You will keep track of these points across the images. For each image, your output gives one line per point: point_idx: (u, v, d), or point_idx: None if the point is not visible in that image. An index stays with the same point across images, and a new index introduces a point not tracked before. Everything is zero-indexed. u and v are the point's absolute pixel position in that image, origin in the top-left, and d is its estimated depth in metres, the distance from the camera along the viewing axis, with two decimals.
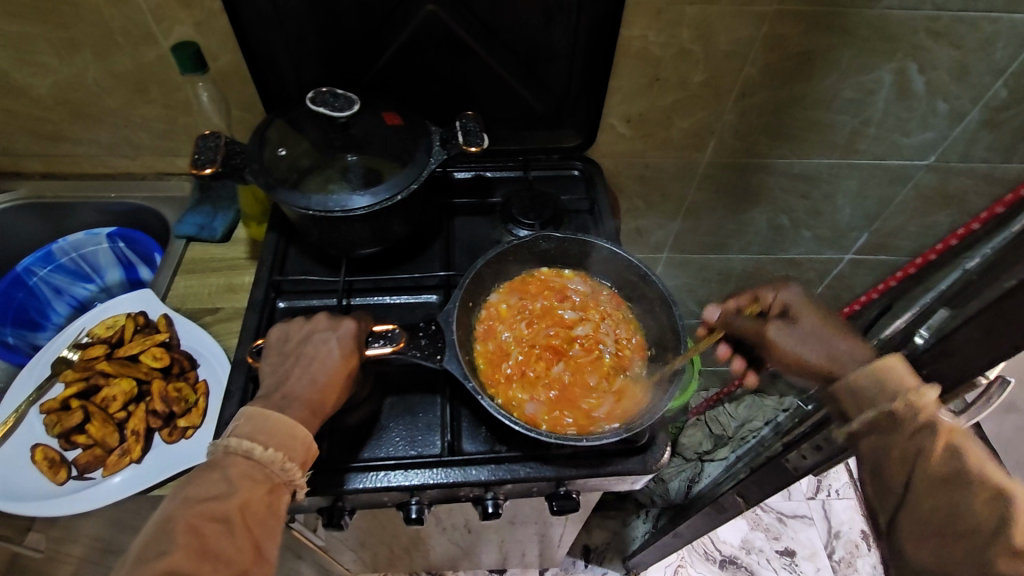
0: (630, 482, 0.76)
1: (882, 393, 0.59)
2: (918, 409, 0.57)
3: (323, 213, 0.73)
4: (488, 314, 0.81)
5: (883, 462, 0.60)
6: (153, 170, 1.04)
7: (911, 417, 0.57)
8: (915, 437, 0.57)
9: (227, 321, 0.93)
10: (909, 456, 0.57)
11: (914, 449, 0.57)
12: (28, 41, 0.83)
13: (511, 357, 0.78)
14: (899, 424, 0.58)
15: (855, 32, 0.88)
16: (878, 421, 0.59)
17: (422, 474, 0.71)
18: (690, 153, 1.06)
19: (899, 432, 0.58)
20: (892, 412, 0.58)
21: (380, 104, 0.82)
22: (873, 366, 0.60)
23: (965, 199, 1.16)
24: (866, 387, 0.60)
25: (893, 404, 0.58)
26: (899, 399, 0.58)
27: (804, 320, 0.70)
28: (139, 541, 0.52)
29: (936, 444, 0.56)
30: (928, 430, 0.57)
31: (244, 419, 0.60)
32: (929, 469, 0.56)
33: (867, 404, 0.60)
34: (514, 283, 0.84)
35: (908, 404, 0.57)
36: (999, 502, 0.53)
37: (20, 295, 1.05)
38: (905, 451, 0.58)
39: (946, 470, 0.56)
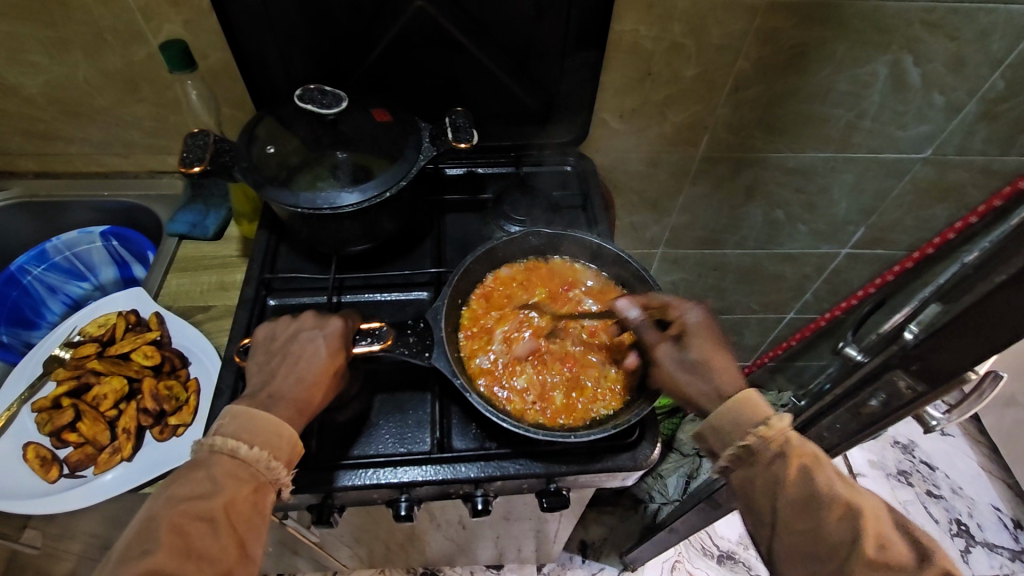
0: (621, 478, 0.75)
1: (738, 429, 0.63)
2: (769, 440, 0.63)
3: (311, 211, 0.73)
4: (491, 288, 0.82)
5: (752, 494, 0.64)
6: (146, 168, 1.04)
7: (764, 449, 0.62)
8: (774, 467, 0.62)
9: (218, 318, 0.93)
10: (770, 486, 0.62)
11: (773, 479, 0.62)
12: (17, 40, 0.83)
13: (506, 364, 0.76)
14: (756, 456, 0.63)
15: (849, 24, 0.87)
16: (739, 455, 0.63)
17: (412, 471, 0.71)
18: (684, 147, 1.05)
19: (757, 462, 0.63)
20: (747, 448, 0.63)
21: (369, 100, 0.81)
22: (729, 404, 0.64)
23: (963, 191, 1.15)
24: (724, 426, 0.64)
25: (746, 440, 0.63)
26: (750, 433, 0.63)
27: (693, 347, 0.69)
28: (123, 540, 0.53)
29: (791, 471, 0.62)
30: (781, 459, 0.62)
31: (229, 418, 0.60)
32: (788, 495, 0.61)
33: (727, 443, 0.64)
34: (521, 267, 0.85)
35: (760, 437, 0.62)
36: (849, 519, 0.60)
37: (15, 293, 1.05)
38: (766, 480, 0.63)
39: (802, 492, 0.61)
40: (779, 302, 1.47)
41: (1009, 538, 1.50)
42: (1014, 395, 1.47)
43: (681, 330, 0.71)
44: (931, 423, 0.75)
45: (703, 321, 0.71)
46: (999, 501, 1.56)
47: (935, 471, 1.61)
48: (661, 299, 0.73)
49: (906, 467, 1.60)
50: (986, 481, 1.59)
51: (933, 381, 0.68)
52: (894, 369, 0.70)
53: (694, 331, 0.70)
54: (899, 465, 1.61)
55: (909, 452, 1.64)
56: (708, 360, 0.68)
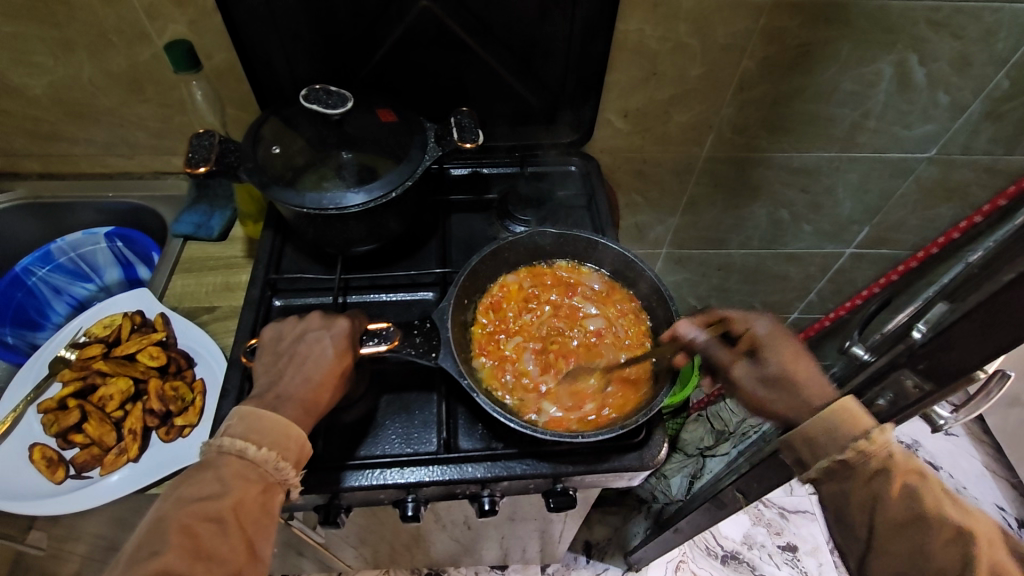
0: (628, 478, 0.75)
1: (834, 443, 0.63)
2: (870, 454, 0.62)
3: (317, 211, 0.73)
4: (493, 301, 0.81)
5: (847, 508, 0.64)
6: (150, 169, 1.04)
7: (866, 465, 0.62)
8: (875, 483, 0.62)
9: (224, 319, 0.93)
10: (870, 503, 0.62)
11: (873, 496, 0.62)
12: (23, 41, 0.83)
13: (525, 379, 0.76)
14: (854, 471, 0.62)
15: (855, 23, 0.87)
16: (833, 468, 0.64)
17: (418, 471, 0.71)
18: (689, 147, 1.05)
19: (857, 478, 0.62)
20: (845, 461, 0.62)
21: (374, 100, 0.81)
22: (827, 413, 0.64)
23: (968, 191, 1.15)
24: (821, 440, 0.64)
25: (845, 455, 0.62)
26: (848, 446, 0.62)
27: (772, 362, 0.71)
28: (133, 540, 0.52)
29: (894, 489, 0.61)
30: (884, 476, 0.61)
31: (237, 418, 0.60)
32: (888, 514, 0.61)
33: (823, 455, 0.64)
34: (526, 271, 0.84)
35: (862, 453, 0.62)
36: (959, 542, 0.58)
37: (20, 295, 1.05)
38: (865, 496, 0.62)
39: (905, 511, 0.60)
40: (782, 301, 1.47)
41: None
42: (1018, 395, 1.47)
43: (754, 344, 0.74)
44: (939, 422, 0.75)
45: (774, 333, 0.74)
46: (1004, 501, 1.56)
47: (939, 471, 1.60)
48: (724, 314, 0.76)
49: None
50: (990, 481, 1.59)
51: (941, 381, 0.68)
52: (901, 369, 0.71)
53: (766, 344, 0.73)
54: None
55: (913, 452, 1.63)
56: (789, 373, 0.70)
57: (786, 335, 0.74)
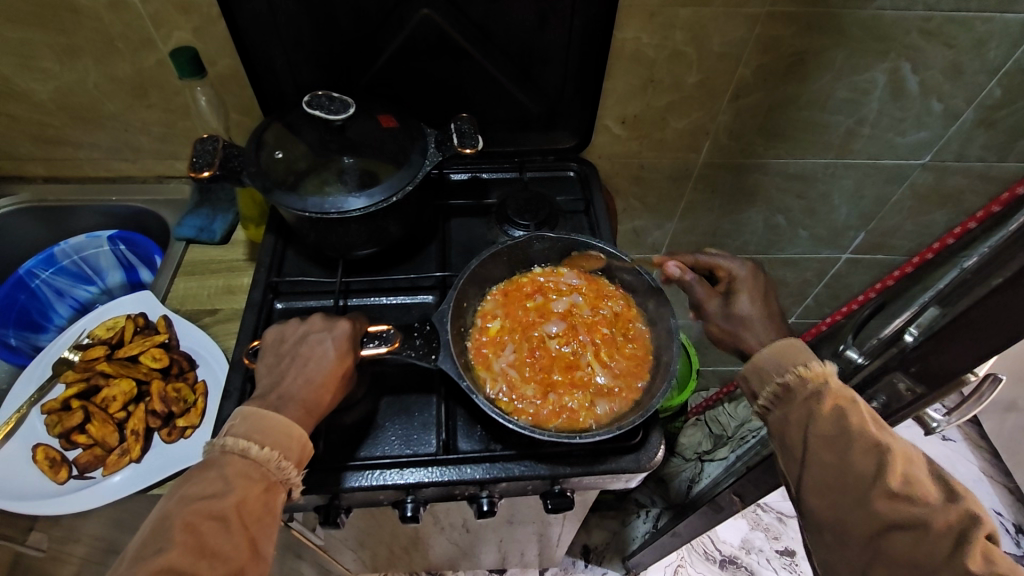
0: (625, 480, 0.76)
1: (779, 368, 0.66)
2: (808, 380, 0.64)
3: (319, 215, 0.74)
4: (483, 341, 0.80)
5: (788, 434, 0.64)
6: (154, 173, 1.06)
7: (803, 387, 0.64)
8: (809, 405, 0.63)
9: (225, 322, 0.94)
10: (805, 422, 0.63)
11: (807, 415, 0.63)
12: (29, 47, 0.84)
13: (517, 390, 0.76)
14: (794, 395, 0.65)
15: (848, 32, 0.88)
16: (777, 394, 0.66)
17: (418, 472, 0.71)
18: (686, 153, 1.06)
19: (795, 399, 0.64)
20: (787, 385, 0.65)
21: (375, 106, 0.83)
22: (773, 346, 0.68)
23: (961, 197, 1.17)
24: (768, 364, 0.67)
25: (786, 377, 0.65)
26: (790, 371, 0.65)
27: (741, 301, 0.75)
28: (137, 539, 0.53)
29: (824, 406, 0.62)
30: (817, 397, 0.63)
31: (240, 418, 0.61)
32: (819, 431, 0.62)
33: (767, 380, 0.67)
34: (504, 286, 0.85)
35: (800, 376, 0.64)
36: (878, 453, 0.59)
37: (23, 297, 1.06)
38: (802, 417, 0.63)
39: (835, 429, 0.61)
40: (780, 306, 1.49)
41: (1011, 544, 1.49)
42: (1015, 400, 1.47)
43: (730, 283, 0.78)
44: (931, 425, 0.75)
45: (750, 280, 0.77)
46: (1001, 507, 1.56)
47: None
48: (709, 260, 0.80)
49: None
50: (987, 486, 1.60)
51: (932, 382, 0.69)
52: (893, 372, 0.72)
53: (742, 287, 0.77)
54: None
55: None
56: (752, 315, 0.74)
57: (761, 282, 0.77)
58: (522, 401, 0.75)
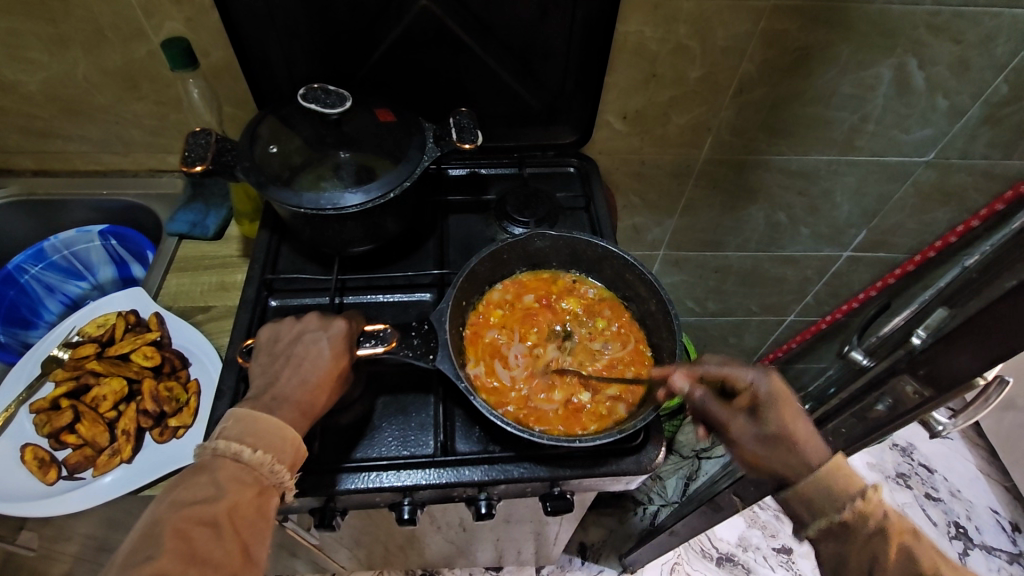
0: (625, 482, 0.75)
1: (834, 502, 0.65)
2: (867, 514, 0.64)
3: (314, 211, 0.72)
4: (479, 320, 0.80)
5: (846, 568, 0.66)
6: (145, 167, 1.03)
7: (863, 525, 0.64)
8: (871, 543, 0.64)
9: (219, 319, 0.93)
10: (868, 564, 0.64)
11: (870, 555, 0.64)
12: (17, 36, 0.82)
13: (512, 382, 0.75)
14: (853, 533, 0.65)
15: (854, 27, 0.87)
16: (830, 528, 0.66)
17: (415, 474, 0.70)
18: (688, 149, 1.05)
19: (853, 538, 0.65)
20: (845, 523, 0.65)
21: (373, 100, 0.81)
22: (825, 474, 0.65)
23: (964, 195, 1.16)
24: (816, 497, 0.66)
25: (843, 516, 0.64)
26: (847, 506, 0.64)
27: (771, 419, 0.69)
28: (126, 545, 0.52)
29: (889, 549, 0.63)
30: (880, 536, 0.64)
31: (233, 421, 0.59)
32: (887, 573, 0.63)
33: (818, 513, 0.66)
34: (511, 282, 0.84)
35: (856, 512, 0.64)
36: None
37: (13, 292, 1.04)
38: (863, 555, 0.65)
39: (902, 571, 0.63)
40: (779, 304, 1.48)
41: (1007, 541, 1.51)
42: (1013, 399, 1.47)
43: (752, 401, 0.70)
44: (937, 427, 0.74)
45: (775, 388, 0.70)
46: (997, 504, 1.57)
47: (933, 474, 1.61)
48: (719, 371, 0.71)
49: (905, 469, 1.60)
50: (983, 484, 1.60)
51: (941, 386, 0.67)
52: (901, 374, 0.70)
53: (767, 402, 0.70)
54: (898, 467, 1.60)
55: (908, 455, 1.63)
56: (789, 434, 0.68)
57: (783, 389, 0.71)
58: (506, 405, 0.73)
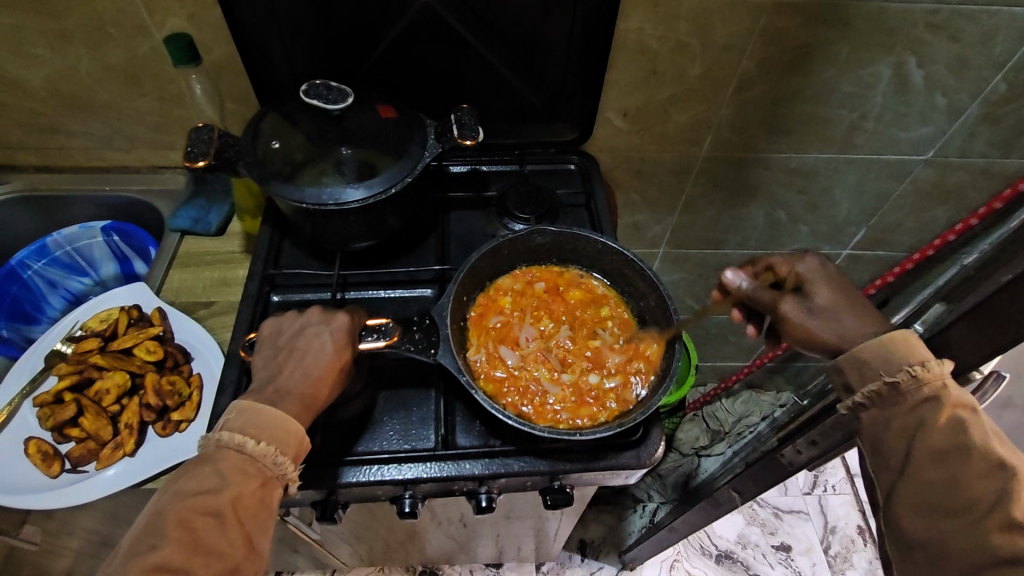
0: (625, 476, 0.75)
1: (888, 366, 0.61)
2: (923, 381, 0.59)
3: (316, 207, 0.73)
4: (488, 301, 0.81)
5: (886, 437, 0.60)
6: (148, 163, 1.04)
7: (915, 390, 0.59)
8: (917, 411, 0.59)
9: (221, 314, 0.93)
10: (912, 429, 0.58)
11: (916, 421, 0.58)
12: (20, 32, 0.83)
13: (510, 370, 0.76)
14: (903, 397, 0.60)
15: (854, 25, 0.87)
16: (880, 393, 0.61)
17: (415, 468, 0.71)
18: (688, 147, 1.06)
19: (903, 404, 0.60)
20: (896, 385, 0.60)
21: (375, 96, 0.81)
22: (883, 339, 0.62)
23: (963, 193, 1.16)
24: (871, 360, 0.62)
25: (896, 376, 0.60)
26: (902, 371, 0.60)
27: (819, 294, 0.69)
28: (131, 534, 0.52)
29: (938, 417, 0.57)
30: (932, 404, 0.58)
31: (235, 413, 0.60)
32: (928, 442, 0.57)
33: (870, 377, 0.62)
34: (519, 272, 0.85)
35: (913, 377, 0.59)
36: (996, 476, 0.53)
37: (15, 288, 1.04)
38: (907, 423, 0.59)
39: (947, 442, 0.56)
40: None
41: None
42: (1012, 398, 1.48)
43: (798, 281, 0.71)
44: None
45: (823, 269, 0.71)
46: None
47: None
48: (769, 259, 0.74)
49: None
50: None
51: None
52: None
53: (813, 280, 0.70)
54: None
55: None
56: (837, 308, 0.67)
57: (833, 271, 0.71)
58: (508, 396, 0.74)
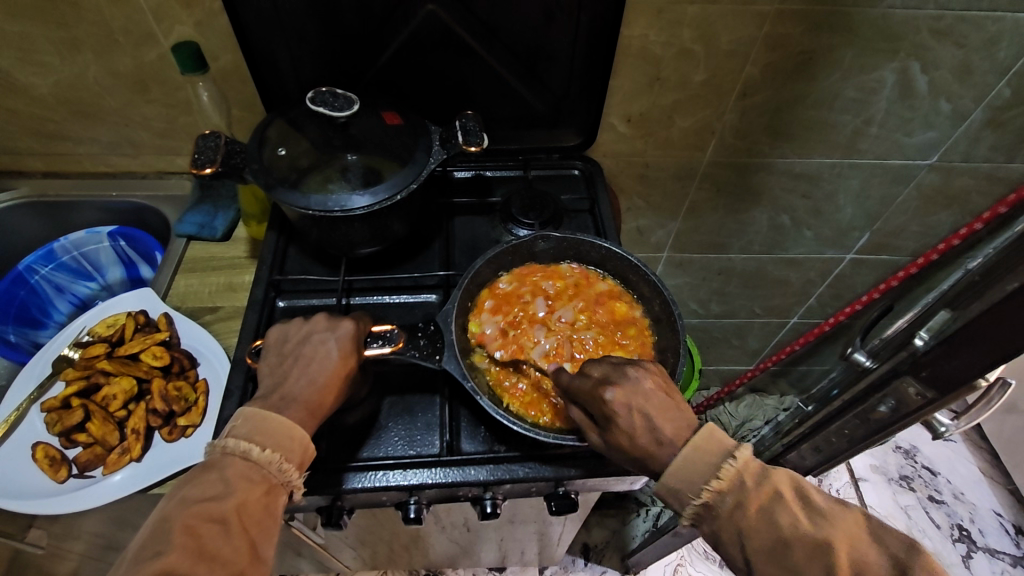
0: (629, 482, 0.76)
1: (690, 487, 0.58)
2: (723, 491, 0.57)
3: (322, 213, 0.73)
4: (543, 271, 0.84)
5: (723, 547, 0.59)
6: (154, 168, 1.05)
7: (722, 501, 0.57)
8: (733, 513, 0.57)
9: (227, 320, 0.94)
10: (737, 538, 0.57)
11: (738, 527, 0.57)
12: (28, 40, 0.83)
13: (518, 317, 0.79)
14: (715, 510, 0.58)
15: (858, 31, 0.87)
16: (699, 513, 0.59)
17: (421, 474, 0.71)
18: (691, 152, 1.06)
19: (718, 516, 0.58)
20: (705, 504, 0.58)
21: (379, 103, 0.82)
22: (673, 464, 0.58)
23: (968, 198, 1.16)
24: (679, 486, 0.58)
25: (701, 498, 0.58)
26: (703, 489, 0.58)
27: (621, 432, 0.61)
28: (137, 540, 0.53)
29: (750, 515, 0.56)
30: (742, 505, 0.57)
31: (242, 419, 0.60)
32: (755, 545, 0.56)
33: (685, 502, 0.59)
34: (580, 269, 0.85)
35: (713, 490, 0.57)
36: (822, 556, 0.54)
37: (23, 293, 1.05)
38: (731, 530, 0.57)
39: (768, 540, 0.56)
40: (783, 306, 1.48)
41: (1011, 544, 1.50)
42: (1016, 403, 1.47)
43: (608, 416, 0.62)
44: (940, 429, 0.76)
45: (621, 399, 0.61)
46: (1001, 507, 1.56)
47: (937, 477, 1.61)
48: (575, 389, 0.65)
49: (909, 472, 1.61)
50: (987, 487, 1.60)
51: (942, 388, 0.69)
52: (903, 377, 0.71)
53: (614, 414, 0.61)
54: (902, 470, 1.61)
55: (911, 457, 1.63)
56: (640, 439, 0.60)
57: (640, 396, 0.61)
58: (496, 342, 0.77)
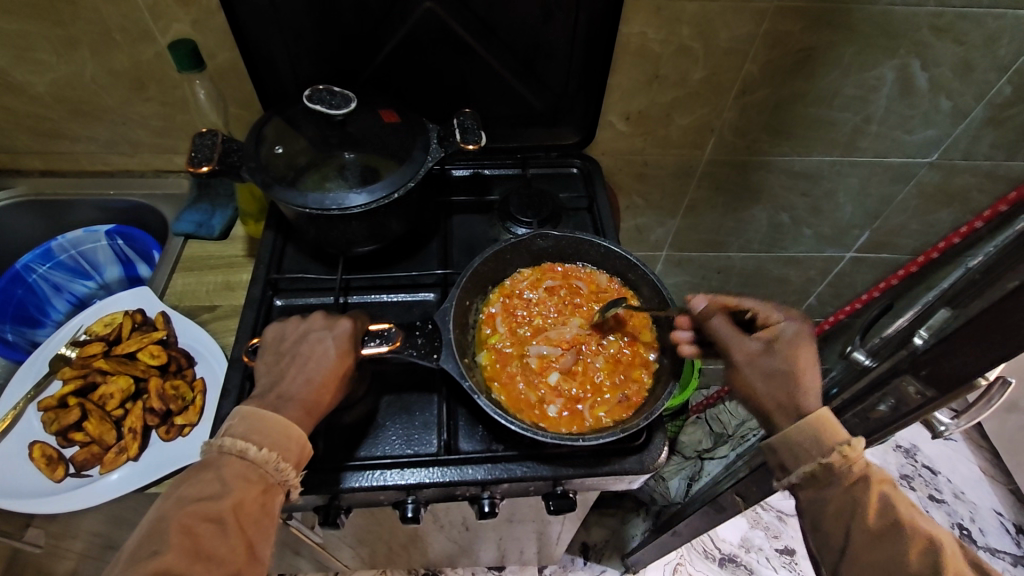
0: (628, 481, 0.75)
1: (819, 448, 0.63)
2: (850, 461, 0.62)
3: (319, 211, 0.73)
4: (586, 280, 0.83)
5: (823, 518, 0.64)
6: (152, 167, 1.04)
7: (846, 472, 0.62)
8: (855, 492, 0.62)
9: (224, 318, 0.93)
10: (847, 512, 0.62)
11: (851, 502, 0.62)
12: (25, 38, 0.83)
13: (529, 308, 0.81)
14: (836, 479, 0.63)
15: (857, 28, 0.87)
16: (814, 474, 0.63)
17: (418, 473, 0.71)
18: (691, 151, 1.06)
19: (836, 486, 0.63)
20: (829, 466, 0.62)
21: (376, 101, 0.82)
22: (811, 420, 0.64)
23: (968, 196, 1.16)
24: (804, 443, 0.64)
25: (829, 458, 0.62)
26: (834, 451, 0.63)
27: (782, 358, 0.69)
28: (133, 539, 0.52)
29: (872, 498, 0.62)
30: (863, 483, 0.62)
31: (238, 418, 0.60)
32: (865, 525, 0.62)
33: (805, 459, 0.64)
34: (618, 285, 0.83)
35: (842, 460, 0.62)
36: (929, 552, 0.60)
37: (20, 292, 1.05)
38: (842, 504, 0.63)
39: (880, 522, 0.61)
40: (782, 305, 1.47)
41: (1011, 543, 1.49)
42: (1017, 402, 1.47)
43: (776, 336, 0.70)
44: (940, 428, 0.75)
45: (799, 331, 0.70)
46: (1001, 507, 1.56)
47: (937, 476, 1.61)
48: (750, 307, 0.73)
49: (909, 471, 1.61)
50: (988, 486, 1.59)
51: (943, 387, 0.68)
52: (903, 375, 0.70)
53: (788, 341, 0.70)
54: (902, 469, 1.61)
55: (911, 456, 1.63)
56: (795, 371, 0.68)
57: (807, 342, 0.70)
58: (502, 330, 0.79)
